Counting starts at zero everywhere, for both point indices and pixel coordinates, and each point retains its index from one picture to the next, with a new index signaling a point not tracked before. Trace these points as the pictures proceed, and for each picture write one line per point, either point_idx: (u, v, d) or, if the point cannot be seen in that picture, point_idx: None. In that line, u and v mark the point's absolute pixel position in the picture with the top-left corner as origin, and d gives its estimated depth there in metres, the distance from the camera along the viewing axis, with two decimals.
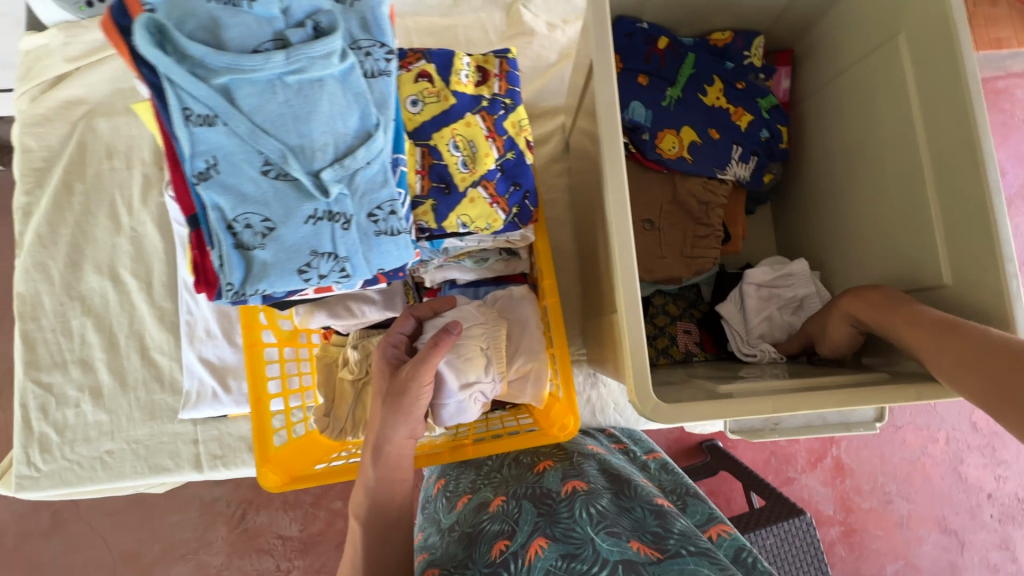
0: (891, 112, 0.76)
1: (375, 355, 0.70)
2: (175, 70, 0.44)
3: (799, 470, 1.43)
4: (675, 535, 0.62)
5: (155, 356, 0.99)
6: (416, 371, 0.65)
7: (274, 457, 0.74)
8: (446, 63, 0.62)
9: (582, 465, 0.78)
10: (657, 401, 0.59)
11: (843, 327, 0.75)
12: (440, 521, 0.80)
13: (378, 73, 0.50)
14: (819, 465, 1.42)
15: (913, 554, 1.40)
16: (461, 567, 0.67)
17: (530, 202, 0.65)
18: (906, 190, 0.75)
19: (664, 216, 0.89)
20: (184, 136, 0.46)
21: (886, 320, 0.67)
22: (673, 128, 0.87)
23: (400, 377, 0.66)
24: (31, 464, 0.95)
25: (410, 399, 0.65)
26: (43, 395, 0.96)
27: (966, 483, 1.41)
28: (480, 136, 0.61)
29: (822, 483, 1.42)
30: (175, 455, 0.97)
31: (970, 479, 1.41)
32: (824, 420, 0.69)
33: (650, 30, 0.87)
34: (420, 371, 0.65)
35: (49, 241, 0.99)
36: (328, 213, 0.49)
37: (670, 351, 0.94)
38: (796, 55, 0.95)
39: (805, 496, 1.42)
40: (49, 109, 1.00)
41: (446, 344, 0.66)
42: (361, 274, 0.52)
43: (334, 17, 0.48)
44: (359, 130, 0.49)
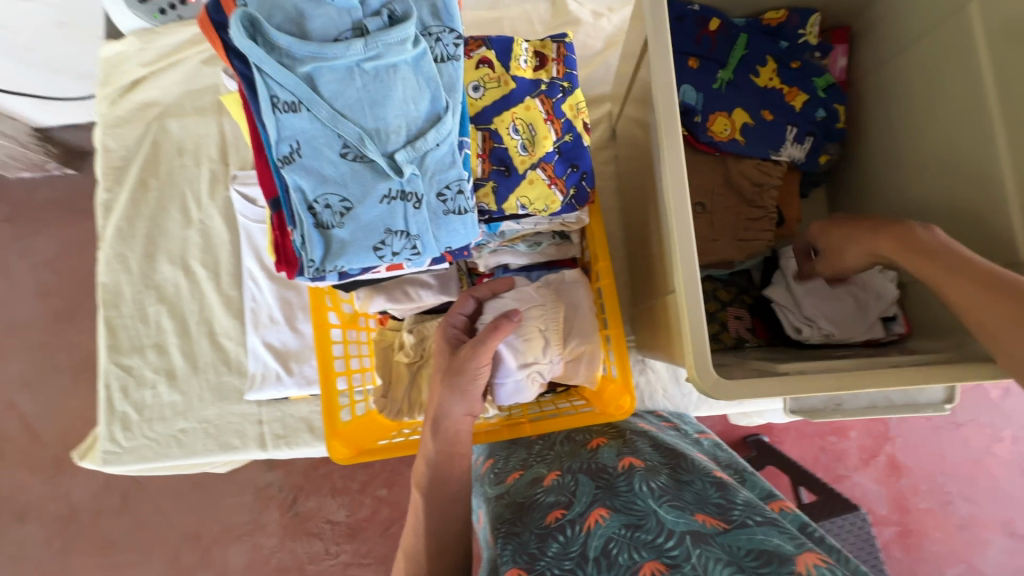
0: (960, 83, 0.73)
1: (436, 335, 0.73)
2: (264, 60, 0.47)
3: (850, 468, 1.37)
4: (739, 505, 0.62)
5: (223, 341, 1.05)
6: (474, 354, 0.66)
7: (343, 431, 0.77)
8: (506, 48, 0.63)
9: (635, 443, 0.80)
10: (718, 378, 0.59)
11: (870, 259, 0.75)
12: (489, 492, 0.81)
13: (447, 58, 0.52)
14: (871, 462, 1.37)
15: (977, 558, 1.33)
16: (516, 531, 0.68)
17: (587, 183, 0.65)
18: (976, 165, 0.72)
19: (716, 199, 0.88)
20: (271, 122, 0.49)
21: (929, 269, 0.64)
22: (725, 111, 0.87)
23: (459, 356, 0.68)
24: (115, 440, 1.03)
25: (467, 379, 0.67)
26: (124, 376, 1.04)
27: None
28: (539, 120, 0.62)
29: (875, 481, 1.36)
30: (241, 434, 1.03)
31: None
32: (889, 401, 0.67)
33: (701, 12, 0.87)
34: (478, 354, 0.66)
35: (128, 234, 1.07)
36: (401, 193, 0.51)
37: (722, 337, 0.92)
38: (853, 32, 0.92)
39: (858, 494, 1.36)
40: (126, 112, 1.08)
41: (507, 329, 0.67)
42: (430, 252, 0.54)
43: (407, 5, 0.50)
44: (430, 113, 0.51)
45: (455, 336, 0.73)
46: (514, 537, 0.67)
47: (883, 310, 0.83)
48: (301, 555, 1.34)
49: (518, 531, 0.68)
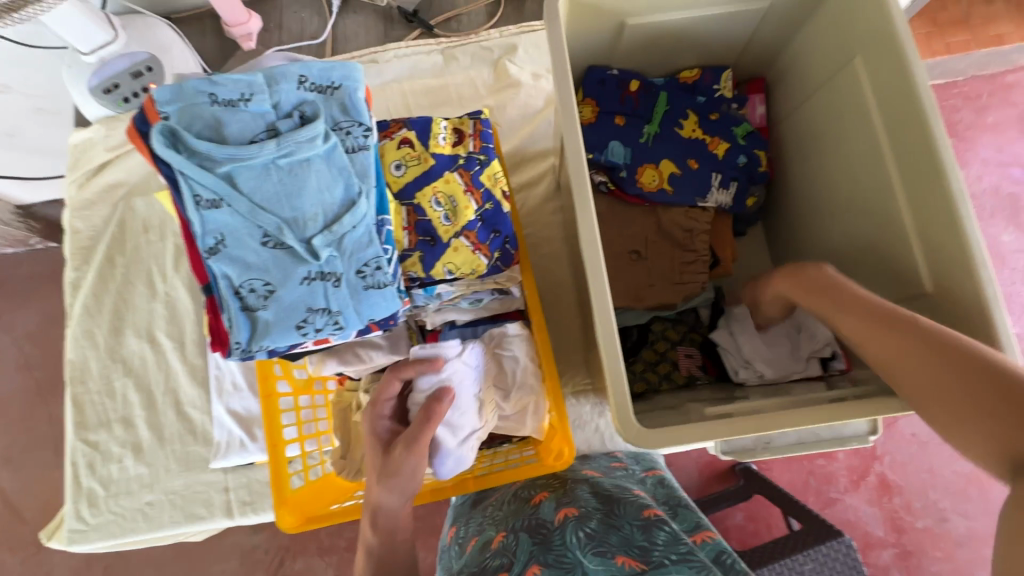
0: (856, 129, 0.79)
1: (367, 429, 0.74)
2: (186, 165, 0.52)
3: (842, 490, 1.35)
4: (660, 546, 0.68)
5: (188, 410, 1.07)
6: (409, 451, 0.70)
7: (290, 498, 0.78)
8: (425, 128, 0.69)
9: (576, 492, 0.86)
10: (639, 427, 0.63)
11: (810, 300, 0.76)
12: (451, 566, 0.85)
13: (358, 148, 0.56)
14: (862, 483, 1.34)
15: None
16: None
17: (510, 245, 0.69)
18: (880, 201, 0.77)
19: (650, 246, 0.92)
20: (197, 219, 0.54)
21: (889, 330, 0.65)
22: (653, 162, 0.92)
23: (395, 456, 0.70)
24: (81, 518, 1.03)
25: (406, 478, 0.71)
26: (91, 452, 1.05)
27: None
28: (458, 191, 0.67)
29: (867, 502, 1.33)
30: (208, 503, 1.03)
31: None
32: (817, 436, 0.70)
33: (621, 76, 0.93)
34: (413, 451, 0.70)
35: (95, 310, 1.10)
36: (320, 274, 0.55)
37: (673, 376, 0.94)
38: (768, 81, 0.98)
39: (851, 518, 1.33)
40: (94, 193, 1.13)
41: (440, 416, 0.70)
42: (354, 325, 0.58)
43: (317, 106, 0.55)
44: (344, 199, 0.56)
45: (385, 424, 0.75)
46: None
47: (820, 351, 0.87)
48: None
49: None
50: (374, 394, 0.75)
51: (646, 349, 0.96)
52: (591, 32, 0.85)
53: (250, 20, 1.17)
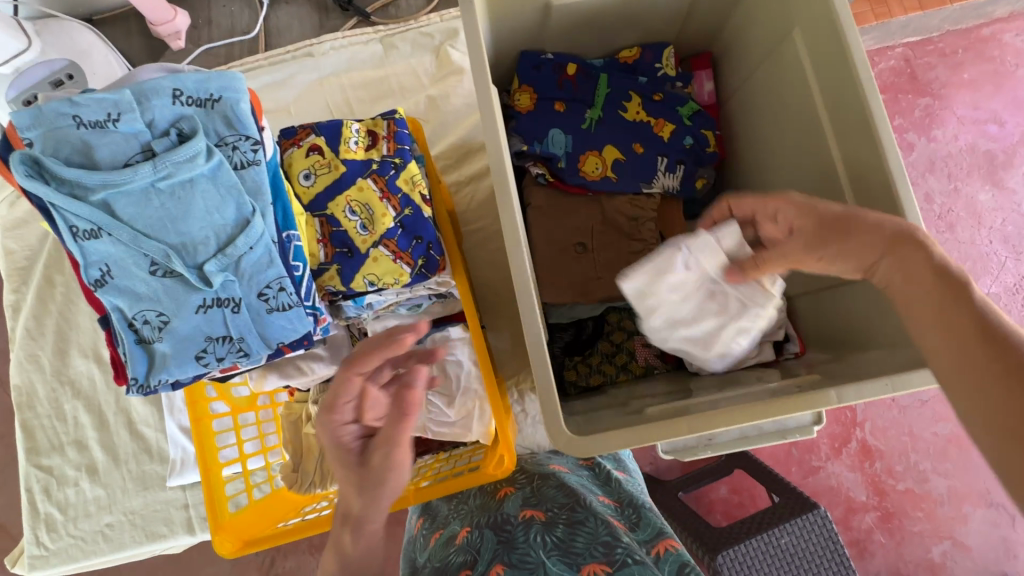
0: (798, 105, 0.76)
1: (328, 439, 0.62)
2: (54, 195, 0.48)
3: (824, 458, 1.33)
4: (622, 544, 0.68)
5: (141, 429, 1.05)
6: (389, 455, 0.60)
7: (229, 523, 0.75)
8: (335, 133, 0.65)
9: (542, 490, 0.86)
10: (570, 433, 0.60)
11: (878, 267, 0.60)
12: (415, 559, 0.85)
13: (247, 163, 0.53)
14: (844, 450, 1.32)
15: (959, 533, 1.27)
16: None
17: (435, 251, 0.66)
18: (822, 180, 0.74)
19: (596, 236, 0.88)
20: (77, 250, 0.50)
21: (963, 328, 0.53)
22: (596, 149, 0.89)
23: (376, 465, 0.61)
24: (40, 543, 1.02)
25: (389, 484, 0.61)
26: (45, 477, 1.03)
27: None
28: (374, 199, 0.64)
29: (850, 468, 1.32)
30: (168, 521, 1.02)
31: None
32: (761, 430, 0.68)
33: (556, 59, 0.89)
34: (400, 452, 0.60)
35: (37, 332, 1.07)
36: (217, 300, 0.53)
37: (630, 367, 0.92)
38: (714, 57, 0.94)
39: (834, 484, 1.32)
40: (24, 212, 1.08)
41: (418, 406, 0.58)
42: (262, 349, 0.55)
43: (195, 122, 0.51)
44: (237, 220, 0.53)
45: (353, 427, 0.63)
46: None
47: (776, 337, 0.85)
48: None
49: None
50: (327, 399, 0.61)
51: (603, 340, 0.95)
52: (519, 16, 0.81)
53: (176, 16, 1.11)
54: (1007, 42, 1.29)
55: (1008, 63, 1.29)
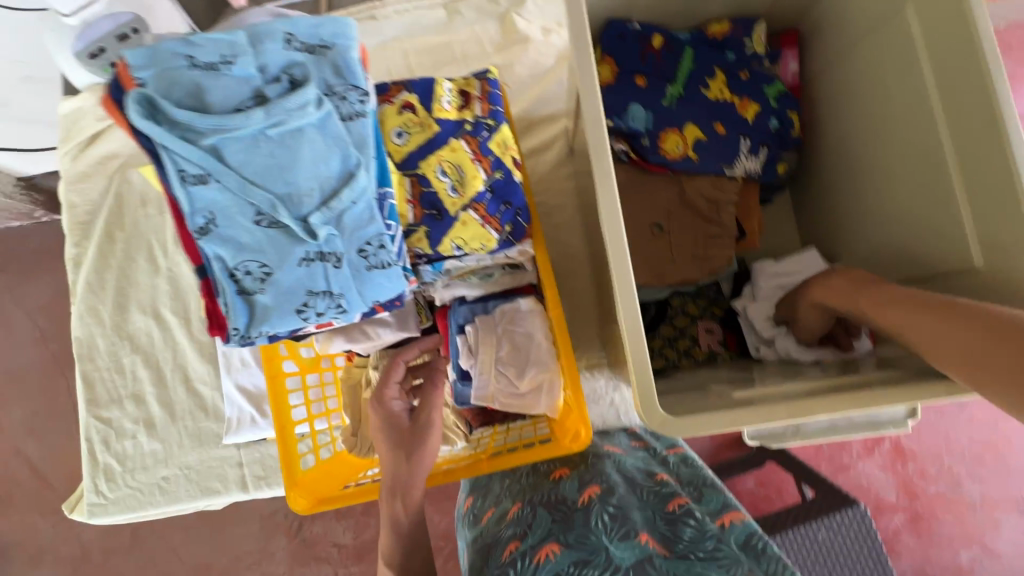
0: (903, 85, 0.72)
1: (378, 412, 0.73)
2: (166, 137, 0.47)
3: (854, 456, 1.29)
4: (686, 540, 0.64)
5: (198, 387, 1.06)
6: (429, 416, 0.73)
7: (302, 480, 0.77)
8: (428, 91, 0.63)
9: (598, 470, 0.83)
10: (665, 415, 0.59)
11: (815, 314, 0.77)
12: (466, 536, 0.84)
13: (355, 115, 0.51)
14: (877, 449, 1.28)
15: (989, 538, 1.25)
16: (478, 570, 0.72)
17: (522, 218, 0.66)
18: (927, 168, 0.70)
19: (672, 217, 0.87)
20: (183, 195, 0.50)
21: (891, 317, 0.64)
22: (676, 127, 0.85)
23: (419, 427, 0.72)
24: (99, 492, 1.04)
25: (425, 445, 0.71)
26: (104, 429, 1.05)
27: None
28: (466, 160, 0.62)
29: (880, 467, 1.28)
30: (223, 477, 1.04)
31: None
32: (850, 421, 0.68)
33: (642, 29, 0.86)
34: (436, 407, 0.74)
35: (98, 286, 1.08)
36: (319, 254, 0.52)
37: (692, 352, 0.91)
38: (801, 34, 0.90)
39: (863, 483, 1.28)
40: (88, 166, 1.08)
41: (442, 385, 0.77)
42: (358, 307, 0.55)
43: (307, 69, 0.50)
44: (341, 172, 0.51)
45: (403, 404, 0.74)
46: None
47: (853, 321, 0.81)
48: None
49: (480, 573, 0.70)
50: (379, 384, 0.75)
51: (665, 324, 0.93)
52: None
53: None
54: None
55: None
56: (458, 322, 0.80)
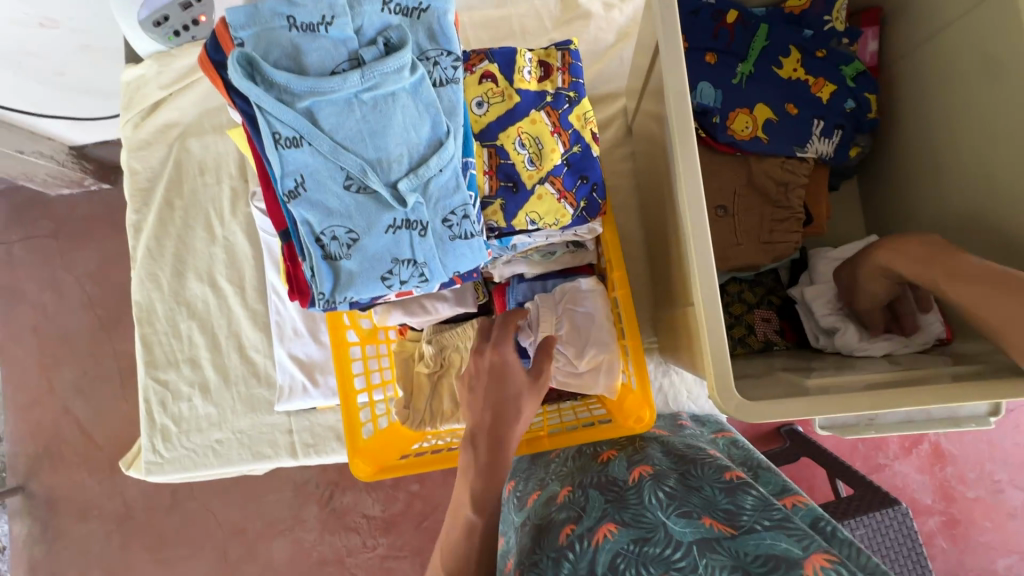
0: (996, 69, 0.68)
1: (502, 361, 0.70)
2: (264, 98, 0.47)
3: (890, 456, 1.26)
4: (748, 509, 0.62)
5: (251, 353, 1.08)
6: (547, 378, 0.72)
7: (364, 447, 0.79)
8: (509, 60, 0.61)
9: (646, 450, 0.81)
10: (739, 399, 0.58)
11: (878, 278, 0.75)
12: (514, 520, 0.83)
13: (446, 81, 0.51)
14: (914, 451, 1.25)
15: None
16: (533, 554, 0.69)
17: (597, 194, 0.64)
18: (1018, 159, 0.67)
19: (738, 201, 0.85)
20: (275, 158, 0.50)
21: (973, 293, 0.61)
22: (747, 107, 0.83)
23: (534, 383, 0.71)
24: (157, 451, 1.08)
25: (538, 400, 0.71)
26: (162, 391, 1.09)
27: None
28: (545, 133, 0.61)
29: (918, 469, 1.25)
30: (273, 443, 1.06)
31: None
32: (929, 415, 0.66)
33: (718, 4, 0.83)
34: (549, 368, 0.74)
35: (158, 253, 1.10)
36: (406, 221, 0.52)
37: (747, 340, 0.89)
38: (885, 13, 0.85)
39: (899, 484, 1.25)
40: (149, 134, 1.10)
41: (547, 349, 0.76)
42: (439, 277, 0.55)
43: (402, 32, 0.49)
44: (430, 139, 0.51)
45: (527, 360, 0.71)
46: (531, 565, 0.67)
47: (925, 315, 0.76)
48: (341, 550, 1.34)
49: (537, 557, 0.68)
50: (501, 334, 0.72)
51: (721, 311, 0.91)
52: None
53: None
54: None
55: None
56: (517, 299, 0.82)
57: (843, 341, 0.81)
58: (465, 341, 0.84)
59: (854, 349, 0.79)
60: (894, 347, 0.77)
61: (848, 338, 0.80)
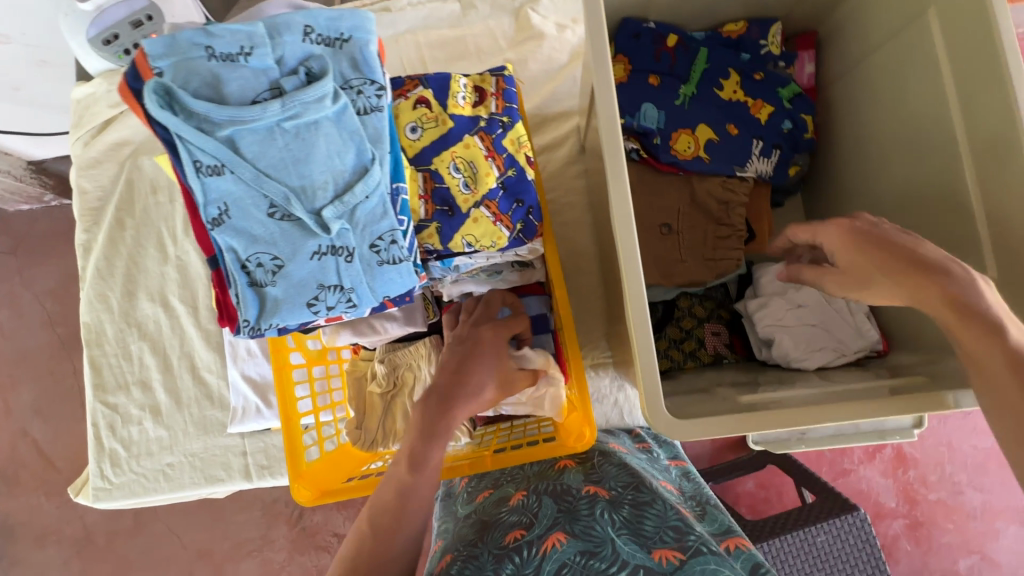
0: (923, 90, 0.71)
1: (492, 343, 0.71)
2: (182, 127, 0.47)
3: (856, 461, 1.23)
4: (695, 532, 0.61)
5: (204, 375, 1.07)
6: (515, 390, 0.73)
7: (307, 472, 0.78)
8: (443, 86, 0.63)
9: (601, 467, 0.78)
10: (669, 417, 0.59)
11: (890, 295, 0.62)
12: (457, 511, 0.79)
13: (370, 109, 0.52)
14: (878, 455, 1.22)
15: (990, 548, 1.18)
16: (473, 547, 0.65)
17: (533, 217, 0.66)
18: (943, 178, 0.70)
19: (683, 219, 0.87)
20: (198, 186, 0.50)
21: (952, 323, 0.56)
22: (689, 128, 0.85)
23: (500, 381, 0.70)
24: (104, 477, 1.05)
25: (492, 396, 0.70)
26: (111, 414, 1.06)
27: None
28: (479, 157, 0.63)
29: (883, 473, 1.21)
30: (226, 466, 1.05)
31: None
32: (858, 428, 0.72)
33: (658, 29, 0.85)
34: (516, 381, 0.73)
35: (107, 273, 1.08)
36: (332, 248, 0.53)
37: (698, 354, 0.89)
38: (820, 37, 0.89)
39: (864, 488, 1.22)
40: (98, 152, 1.07)
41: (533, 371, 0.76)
42: (367, 302, 0.57)
43: (325, 62, 0.50)
44: (356, 166, 0.52)
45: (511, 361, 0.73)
46: (469, 557, 0.63)
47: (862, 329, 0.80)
48: (310, 569, 1.31)
49: (476, 551, 0.64)
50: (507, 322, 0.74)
51: (672, 325, 0.91)
52: None
53: None
54: None
55: None
56: None
57: (780, 351, 0.82)
58: (417, 359, 0.84)
59: (791, 359, 0.81)
60: (828, 359, 0.79)
61: (785, 348, 0.82)
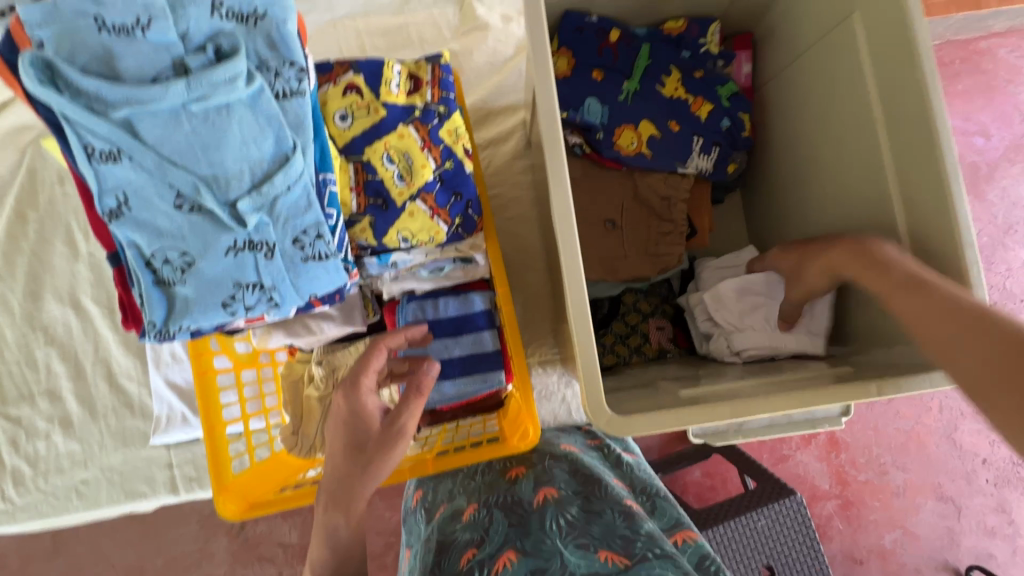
0: (848, 90, 0.73)
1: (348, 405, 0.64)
2: (72, 107, 0.50)
3: (793, 447, 1.28)
4: (642, 536, 0.60)
5: (123, 382, 0.98)
6: (408, 424, 0.64)
7: (233, 484, 0.74)
8: (376, 73, 0.64)
9: (553, 471, 0.77)
10: (611, 414, 0.59)
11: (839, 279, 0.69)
12: (420, 532, 0.77)
13: (291, 93, 0.56)
14: (813, 440, 1.28)
15: (910, 523, 1.25)
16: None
17: (472, 211, 0.67)
18: (866, 179, 0.72)
19: (626, 214, 0.88)
20: (92, 172, 0.53)
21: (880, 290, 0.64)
22: (631, 123, 0.85)
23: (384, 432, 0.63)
24: (7, 498, 0.95)
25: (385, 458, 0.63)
26: (13, 429, 0.96)
27: (961, 450, 1.25)
28: (414, 147, 0.63)
29: (816, 457, 1.27)
30: (150, 480, 0.97)
31: (964, 446, 1.25)
32: (791, 419, 0.75)
33: (600, 23, 0.85)
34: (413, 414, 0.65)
35: (7, 272, 0.98)
36: (249, 243, 0.56)
37: (643, 349, 0.89)
38: (755, 38, 0.91)
39: (800, 473, 1.27)
40: None
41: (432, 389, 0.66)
42: (292, 300, 0.59)
43: (235, 38, 0.54)
44: (275, 154, 0.56)
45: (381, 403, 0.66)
46: None
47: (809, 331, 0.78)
48: None
49: None
50: (354, 370, 0.65)
51: (617, 321, 0.91)
52: None
53: None
54: (1002, 58, 1.22)
55: (1001, 78, 1.22)
56: (406, 319, 0.77)
57: (722, 346, 0.83)
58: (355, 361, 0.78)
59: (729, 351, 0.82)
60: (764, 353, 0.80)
61: (726, 341, 0.82)
